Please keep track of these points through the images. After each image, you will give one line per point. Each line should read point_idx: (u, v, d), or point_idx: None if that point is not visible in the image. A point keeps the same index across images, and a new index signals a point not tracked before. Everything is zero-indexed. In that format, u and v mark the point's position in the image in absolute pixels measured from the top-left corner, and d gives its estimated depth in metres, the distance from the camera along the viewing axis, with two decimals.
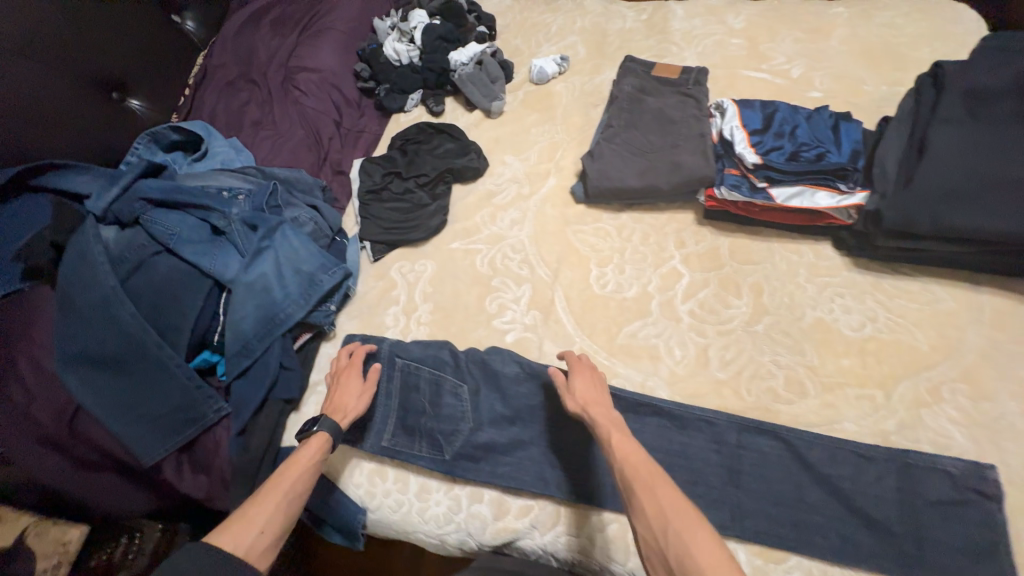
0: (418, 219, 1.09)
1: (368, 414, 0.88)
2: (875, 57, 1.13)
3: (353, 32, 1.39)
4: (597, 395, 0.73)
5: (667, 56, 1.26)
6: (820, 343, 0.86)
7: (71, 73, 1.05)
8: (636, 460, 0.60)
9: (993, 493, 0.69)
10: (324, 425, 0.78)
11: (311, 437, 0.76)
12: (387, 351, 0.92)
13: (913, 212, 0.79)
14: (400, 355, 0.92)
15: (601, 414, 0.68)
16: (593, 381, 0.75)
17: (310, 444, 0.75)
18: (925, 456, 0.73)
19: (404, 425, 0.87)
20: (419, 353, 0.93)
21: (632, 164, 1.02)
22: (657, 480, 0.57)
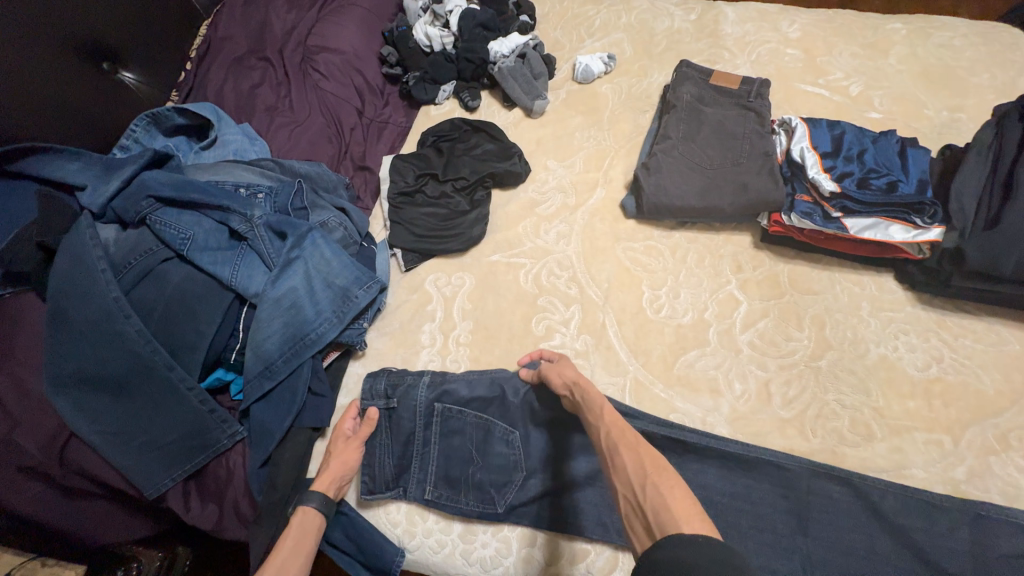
0: (457, 228, 1.00)
1: (406, 464, 0.82)
2: (935, 79, 1.09)
3: (378, 11, 1.26)
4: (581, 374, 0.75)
5: (719, 62, 1.19)
6: (886, 383, 0.83)
7: (58, 40, 0.90)
8: (620, 430, 0.62)
9: None
10: (313, 499, 0.74)
11: (294, 517, 0.72)
12: (424, 396, 0.84)
13: (998, 252, 0.77)
14: (439, 399, 0.84)
15: (589, 393, 0.70)
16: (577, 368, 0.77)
17: (293, 522, 0.72)
18: (998, 508, 0.72)
19: (448, 475, 0.81)
20: (462, 395, 0.84)
21: (691, 181, 0.96)
22: (634, 444, 0.59)
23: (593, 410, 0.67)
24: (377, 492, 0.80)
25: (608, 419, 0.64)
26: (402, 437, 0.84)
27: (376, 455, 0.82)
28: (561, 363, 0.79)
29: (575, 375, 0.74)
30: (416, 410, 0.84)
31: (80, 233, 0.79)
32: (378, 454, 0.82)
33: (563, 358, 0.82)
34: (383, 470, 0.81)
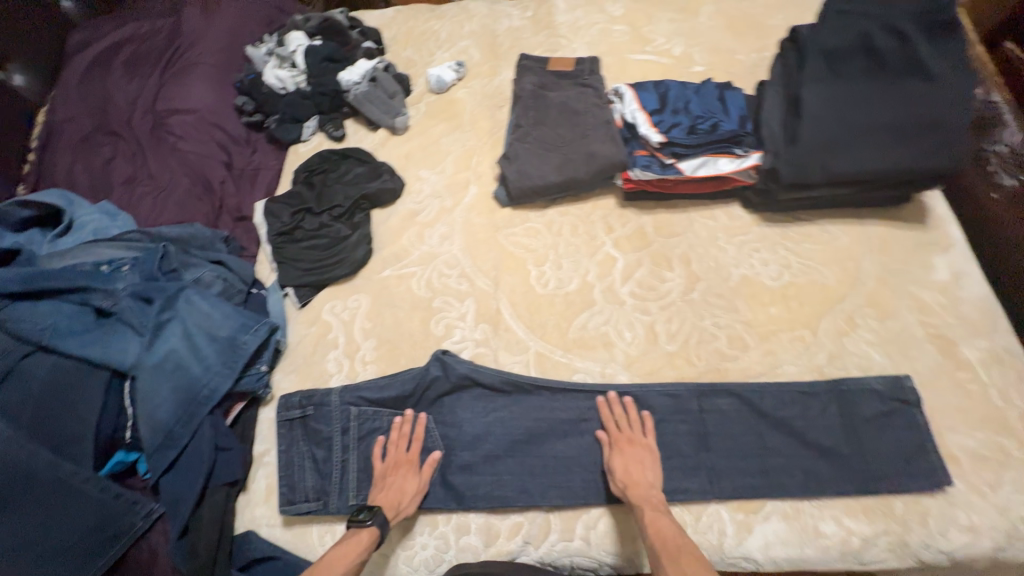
0: (341, 254, 1.02)
1: (328, 472, 0.81)
2: (740, 28, 1.23)
3: (227, 63, 1.26)
4: (637, 471, 0.78)
5: (558, 50, 1.29)
6: (749, 298, 0.92)
7: None
8: (675, 542, 0.69)
9: (910, 399, 0.79)
10: (375, 520, 0.73)
11: (363, 530, 0.72)
12: (337, 402, 0.84)
13: (804, 166, 0.87)
14: (354, 402, 0.84)
15: (644, 499, 0.75)
16: (631, 448, 0.80)
17: (359, 535, 0.72)
18: (855, 380, 0.82)
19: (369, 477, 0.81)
20: (377, 395, 0.85)
21: (548, 160, 1.03)
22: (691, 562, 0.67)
23: (645, 515, 0.73)
24: (298, 503, 0.79)
25: (661, 531, 0.70)
26: (320, 447, 0.83)
27: (296, 469, 0.81)
28: (629, 443, 0.81)
29: (625, 476, 0.77)
30: (333, 415, 0.83)
31: None
32: (298, 469, 0.81)
33: (630, 437, 0.81)
34: (304, 487, 0.80)
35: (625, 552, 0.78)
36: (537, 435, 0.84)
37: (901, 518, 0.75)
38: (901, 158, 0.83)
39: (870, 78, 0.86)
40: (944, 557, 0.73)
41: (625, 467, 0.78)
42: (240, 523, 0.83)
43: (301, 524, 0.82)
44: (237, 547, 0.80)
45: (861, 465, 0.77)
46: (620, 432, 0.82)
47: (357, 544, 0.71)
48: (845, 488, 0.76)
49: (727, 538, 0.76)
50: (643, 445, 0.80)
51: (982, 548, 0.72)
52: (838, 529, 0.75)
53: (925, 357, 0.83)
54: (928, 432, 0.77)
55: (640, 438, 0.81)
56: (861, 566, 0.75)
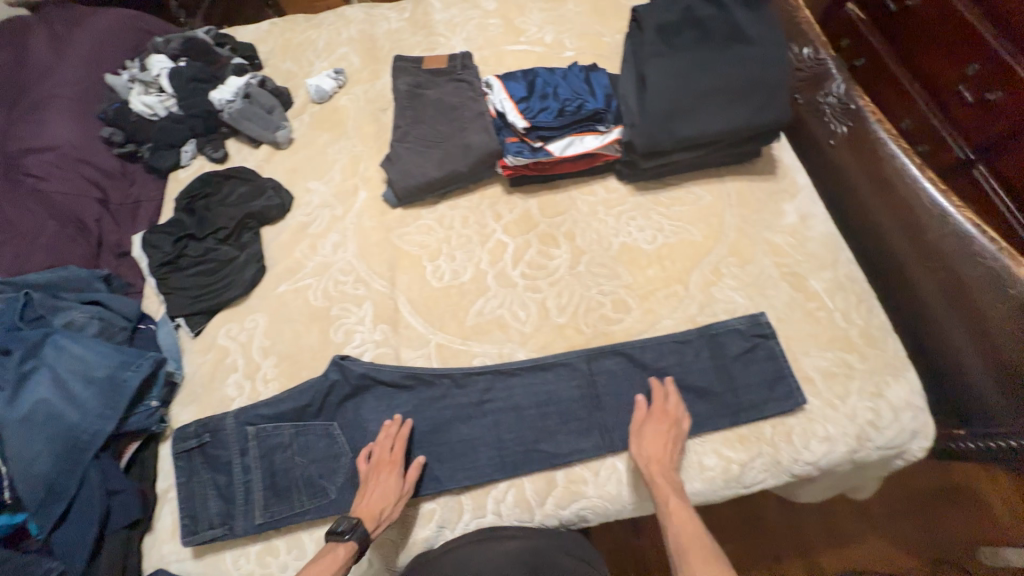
0: (230, 276, 1.00)
1: (231, 495, 0.81)
2: (604, 12, 1.30)
3: (88, 95, 1.20)
4: (660, 452, 0.79)
5: (437, 48, 1.31)
6: (629, 263, 0.99)
7: None
8: (692, 537, 0.71)
9: (767, 333, 0.88)
10: (355, 533, 0.73)
11: (341, 544, 0.72)
12: (233, 425, 0.84)
13: (655, 134, 0.93)
14: (250, 422, 0.85)
15: (665, 487, 0.76)
16: (663, 427, 0.81)
17: (338, 549, 0.72)
18: (721, 324, 0.90)
19: (275, 492, 0.81)
20: (272, 410, 0.86)
21: (430, 157, 1.05)
22: (706, 558, 0.68)
23: (666, 502, 0.74)
24: (203, 531, 0.79)
25: (678, 522, 0.72)
26: (221, 472, 0.83)
27: (197, 498, 0.81)
28: (662, 419, 0.82)
29: (651, 453, 0.78)
30: (229, 438, 0.84)
31: None
32: (200, 497, 0.81)
33: (660, 415, 0.82)
34: (208, 514, 0.80)
35: (537, 516, 0.82)
36: (442, 423, 0.87)
37: (771, 440, 0.83)
38: (735, 115, 0.92)
39: (700, 46, 0.94)
40: (810, 468, 0.82)
41: (653, 449, 0.79)
42: (149, 563, 0.81)
43: (213, 552, 0.81)
44: None
45: (733, 399, 0.85)
46: (656, 411, 0.83)
47: (333, 559, 0.71)
48: (721, 423, 0.84)
49: (625, 486, 0.82)
50: (670, 426, 0.81)
51: (839, 453, 0.82)
52: (719, 459, 0.82)
53: (781, 295, 0.92)
54: (784, 358, 0.86)
55: (671, 418, 0.82)
56: (744, 489, 0.83)
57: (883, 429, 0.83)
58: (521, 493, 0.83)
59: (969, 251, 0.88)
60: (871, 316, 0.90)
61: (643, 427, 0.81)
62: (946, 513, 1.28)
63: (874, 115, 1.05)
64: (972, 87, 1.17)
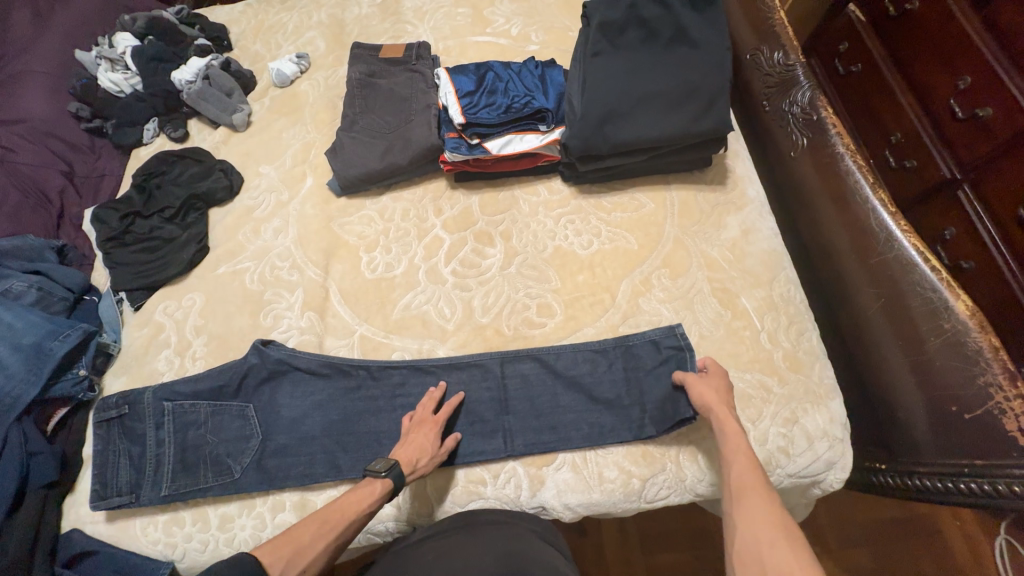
0: (171, 255, 1.04)
1: (142, 466, 0.85)
2: (575, 6, 1.26)
3: (59, 69, 1.23)
4: (718, 399, 0.76)
5: (403, 35, 1.29)
6: (560, 267, 0.97)
7: None
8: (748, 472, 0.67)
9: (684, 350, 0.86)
10: (391, 472, 0.76)
11: (377, 481, 0.75)
12: (150, 399, 0.87)
13: (589, 137, 0.91)
14: (167, 398, 0.88)
15: (732, 432, 0.72)
16: (722, 382, 0.78)
17: (375, 483, 0.75)
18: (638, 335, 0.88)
19: (184, 467, 0.85)
20: (191, 389, 0.89)
21: (373, 148, 1.05)
22: (763, 495, 0.64)
23: (730, 442, 0.71)
24: (111, 498, 0.83)
25: (732, 461, 0.69)
26: (136, 443, 0.87)
27: (110, 467, 0.85)
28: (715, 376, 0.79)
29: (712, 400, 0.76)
30: (146, 413, 0.87)
31: None
32: (113, 466, 0.85)
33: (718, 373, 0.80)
34: (118, 482, 0.84)
35: (436, 511, 0.83)
36: (354, 413, 0.89)
37: (675, 458, 0.82)
38: (675, 123, 0.89)
39: (645, 50, 0.92)
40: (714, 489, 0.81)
41: (715, 402, 0.75)
42: (68, 522, 0.86)
43: (124, 517, 0.85)
44: (59, 543, 0.83)
45: (641, 413, 0.84)
46: (714, 368, 0.80)
47: (369, 493, 0.75)
48: (625, 437, 0.83)
49: (523, 490, 0.83)
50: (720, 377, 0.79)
51: None
52: (620, 473, 0.82)
53: (708, 311, 0.89)
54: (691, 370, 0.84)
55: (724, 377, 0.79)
56: (647, 503, 0.82)
57: (794, 456, 0.81)
58: (421, 489, 0.84)
59: (911, 278, 0.83)
60: (801, 340, 0.87)
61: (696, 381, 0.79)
62: (912, 543, 1.20)
63: (836, 128, 0.98)
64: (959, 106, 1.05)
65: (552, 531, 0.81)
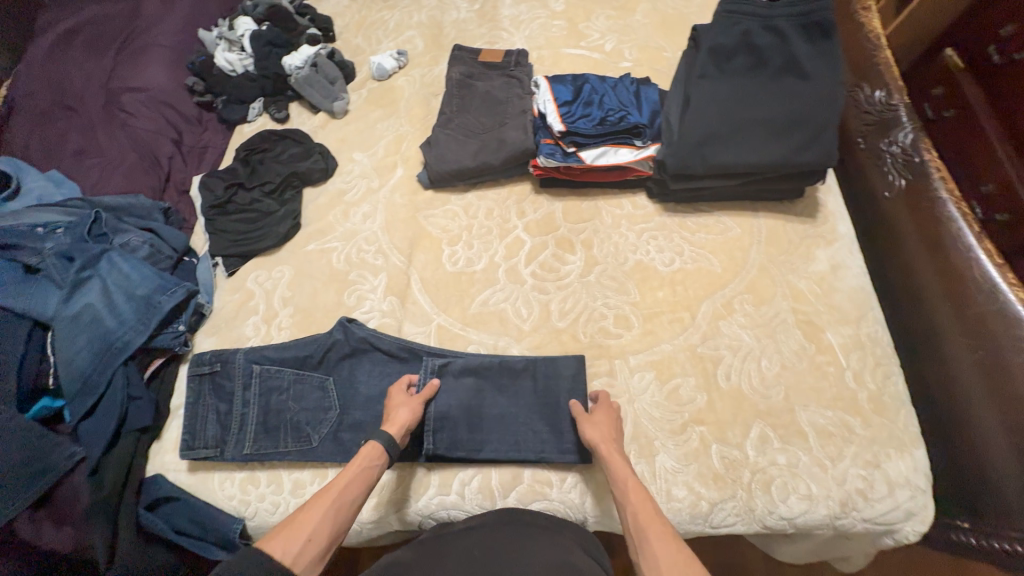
0: (267, 227, 1.09)
1: (228, 424, 0.90)
2: (671, 27, 1.28)
3: (181, 46, 1.33)
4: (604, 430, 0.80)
5: (498, 42, 1.33)
6: (640, 282, 0.98)
7: None
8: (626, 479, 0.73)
9: (759, 378, 0.86)
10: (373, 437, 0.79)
11: (363, 451, 0.77)
12: (241, 361, 0.92)
13: (687, 156, 0.92)
14: (257, 361, 0.93)
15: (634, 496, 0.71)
16: (611, 440, 0.79)
17: (364, 451, 0.77)
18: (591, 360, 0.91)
19: (264, 429, 0.89)
20: (278, 355, 0.93)
21: (467, 146, 1.09)
22: (660, 528, 0.67)
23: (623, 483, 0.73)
24: (198, 449, 0.89)
25: (629, 497, 0.71)
26: (224, 400, 0.92)
27: (199, 420, 0.90)
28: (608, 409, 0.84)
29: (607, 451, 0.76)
30: (236, 372, 0.92)
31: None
32: (202, 419, 0.90)
33: (604, 406, 0.84)
34: (205, 434, 0.89)
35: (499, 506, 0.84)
36: None
37: (747, 486, 0.80)
38: (775, 151, 0.89)
39: (751, 77, 0.92)
40: (786, 524, 0.79)
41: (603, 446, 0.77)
42: (152, 468, 0.92)
43: (206, 469, 0.90)
44: (146, 486, 0.89)
45: (715, 435, 0.83)
46: (602, 403, 0.85)
47: (357, 465, 0.74)
48: (696, 457, 0.83)
49: (587, 497, 0.83)
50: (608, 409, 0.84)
51: (818, 516, 0.78)
52: (688, 493, 0.81)
53: (791, 341, 0.88)
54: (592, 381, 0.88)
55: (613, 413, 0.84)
56: (711, 528, 0.81)
57: (873, 502, 0.78)
58: (485, 482, 0.85)
59: (1015, 334, 0.79)
60: (887, 383, 0.85)
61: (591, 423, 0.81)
62: None
63: (939, 172, 0.95)
64: (976, 205, 0.96)
65: (594, 543, 0.78)
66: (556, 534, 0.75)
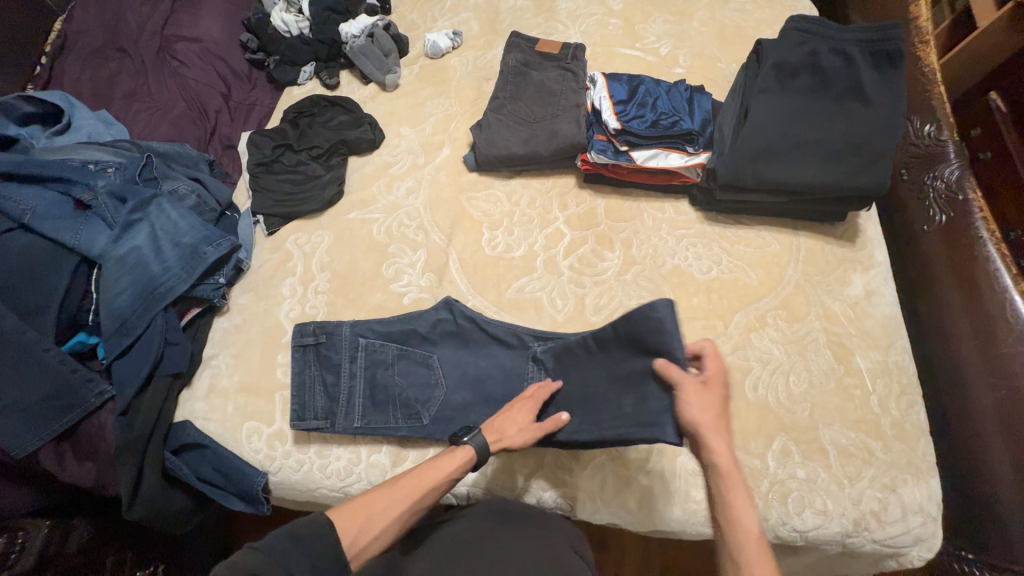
0: (312, 191, 1.10)
1: (336, 396, 0.90)
2: (728, 38, 1.28)
3: (238, 1, 1.33)
4: (706, 415, 0.68)
5: (554, 34, 1.33)
6: (676, 285, 0.99)
7: None
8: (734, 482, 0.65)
9: (786, 392, 0.88)
10: (473, 440, 0.75)
11: (459, 448, 0.74)
12: (349, 333, 0.93)
13: (739, 168, 0.93)
14: (364, 334, 0.93)
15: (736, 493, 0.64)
16: (716, 415, 0.68)
17: (457, 452, 0.74)
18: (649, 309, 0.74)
19: (372, 402, 0.90)
20: (385, 330, 0.94)
21: (518, 133, 1.09)
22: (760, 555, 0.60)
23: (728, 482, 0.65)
24: (309, 420, 0.89)
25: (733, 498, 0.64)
26: (330, 372, 0.92)
27: (307, 391, 0.90)
28: (711, 388, 0.70)
29: (727, 458, 0.66)
30: (343, 345, 0.92)
31: None
32: (310, 392, 0.90)
33: (716, 380, 0.70)
34: (315, 406, 0.90)
35: (517, 488, 0.87)
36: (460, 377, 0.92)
37: (765, 496, 0.82)
38: (826, 173, 0.90)
39: (812, 97, 0.94)
40: (797, 536, 0.82)
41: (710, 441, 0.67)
42: (179, 413, 0.93)
43: (233, 421, 0.91)
44: (173, 432, 0.90)
45: (738, 443, 0.85)
46: (712, 369, 0.70)
47: (453, 461, 0.73)
48: None
49: (605, 488, 0.85)
50: (710, 385, 0.70)
51: (830, 531, 0.81)
52: (706, 496, 0.83)
53: (821, 360, 0.90)
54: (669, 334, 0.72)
55: (720, 383, 0.70)
56: None
57: (885, 524, 0.81)
58: (508, 464, 0.87)
59: None
60: (910, 411, 0.87)
61: (691, 390, 0.69)
62: None
63: (981, 212, 0.96)
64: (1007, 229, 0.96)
65: (580, 540, 0.82)
66: (558, 531, 0.79)
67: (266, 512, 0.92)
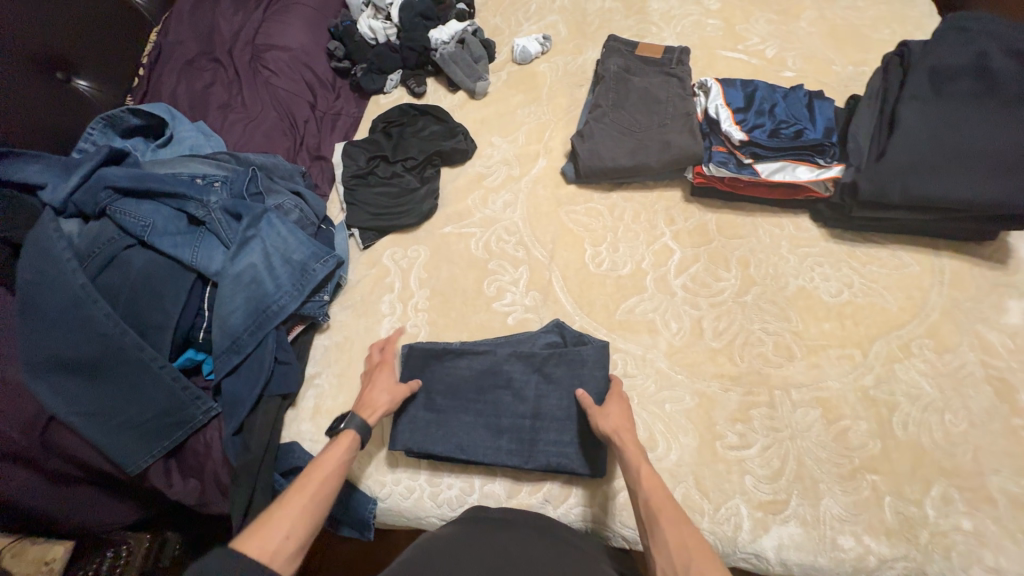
0: (409, 203, 1.06)
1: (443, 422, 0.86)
2: (841, 38, 1.19)
3: (324, 10, 1.32)
4: (623, 417, 0.75)
5: (647, 36, 1.26)
6: (803, 309, 0.92)
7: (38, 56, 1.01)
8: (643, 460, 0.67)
9: (943, 431, 0.80)
10: (353, 423, 0.74)
11: (339, 437, 0.72)
12: (453, 358, 0.88)
13: (884, 183, 0.86)
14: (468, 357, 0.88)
15: (631, 444, 0.70)
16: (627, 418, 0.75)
17: (340, 438, 0.72)
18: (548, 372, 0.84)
19: (458, 443, 0.83)
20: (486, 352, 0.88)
21: (623, 143, 1.03)
22: (676, 515, 0.60)
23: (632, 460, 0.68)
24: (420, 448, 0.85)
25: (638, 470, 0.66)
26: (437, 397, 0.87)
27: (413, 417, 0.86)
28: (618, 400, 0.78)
29: (614, 425, 0.73)
30: (449, 368, 0.88)
31: (96, 194, 0.88)
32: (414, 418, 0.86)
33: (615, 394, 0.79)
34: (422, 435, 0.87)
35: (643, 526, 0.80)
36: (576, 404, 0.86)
37: (924, 548, 0.74)
38: (987, 188, 0.81)
39: (972, 103, 0.86)
40: None
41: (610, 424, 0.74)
42: (286, 434, 0.91)
43: None
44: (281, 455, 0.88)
45: (889, 487, 0.78)
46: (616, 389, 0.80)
47: (338, 447, 0.71)
48: (866, 508, 0.77)
49: (742, 533, 0.77)
50: (622, 400, 0.78)
51: None
52: (856, 545, 0.75)
53: (980, 397, 0.82)
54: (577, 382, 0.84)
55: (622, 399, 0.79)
56: None
57: None
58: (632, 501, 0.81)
59: None
60: None
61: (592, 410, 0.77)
62: None
63: None
64: None
65: None
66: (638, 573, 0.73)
67: (370, 539, 0.88)
